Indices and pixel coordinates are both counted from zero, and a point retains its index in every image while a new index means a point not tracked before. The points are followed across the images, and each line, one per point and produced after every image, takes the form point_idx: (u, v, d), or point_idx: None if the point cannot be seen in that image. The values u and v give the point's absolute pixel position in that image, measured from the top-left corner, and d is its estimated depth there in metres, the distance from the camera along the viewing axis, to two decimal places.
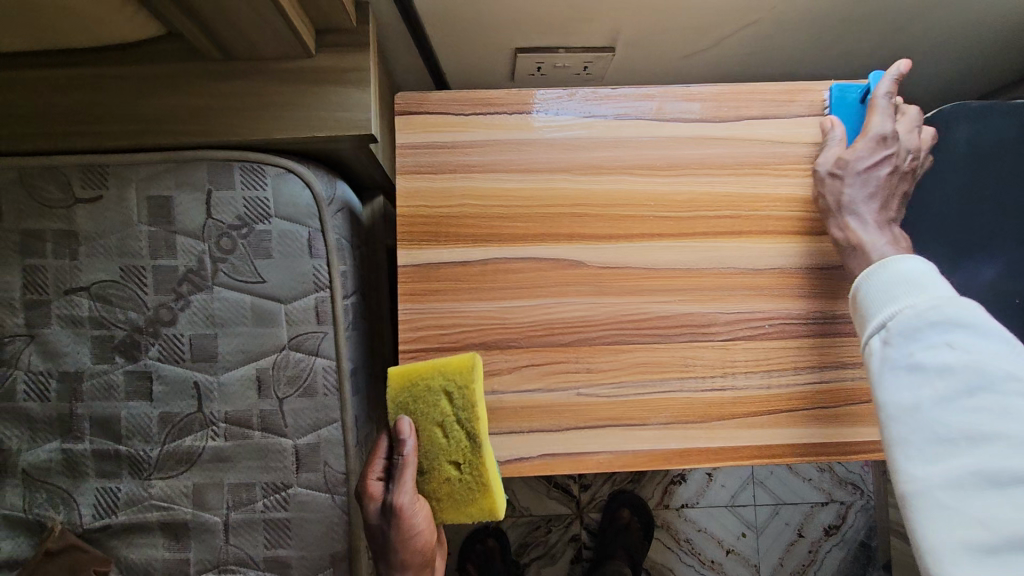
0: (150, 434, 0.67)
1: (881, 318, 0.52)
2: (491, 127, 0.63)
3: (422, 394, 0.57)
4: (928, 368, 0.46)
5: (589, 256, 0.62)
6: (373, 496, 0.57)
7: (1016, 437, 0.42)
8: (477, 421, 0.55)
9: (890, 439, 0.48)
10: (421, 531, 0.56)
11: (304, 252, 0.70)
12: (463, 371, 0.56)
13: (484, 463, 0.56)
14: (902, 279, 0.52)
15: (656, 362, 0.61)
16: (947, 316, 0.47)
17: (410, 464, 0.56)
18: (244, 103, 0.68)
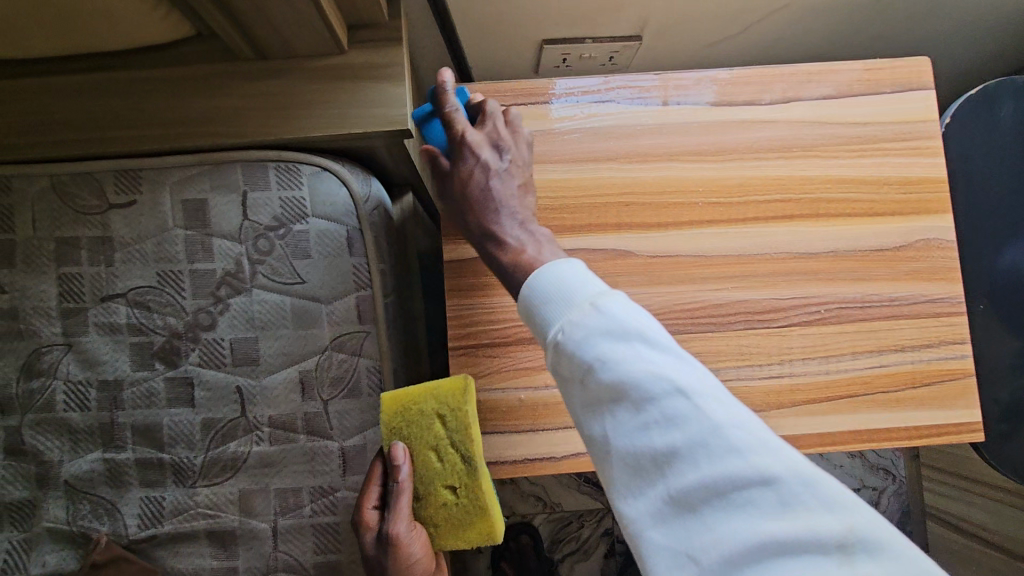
0: (194, 441, 0.66)
1: (546, 331, 0.44)
2: (534, 118, 0.62)
3: (416, 417, 0.56)
4: (603, 390, 0.40)
5: (638, 246, 0.61)
6: (367, 526, 0.56)
7: (700, 441, 0.37)
8: (472, 443, 0.56)
9: (606, 475, 0.42)
10: (419, 559, 0.55)
11: (343, 250, 0.69)
12: (455, 394, 0.56)
13: (480, 486, 0.56)
14: (556, 289, 0.44)
15: (710, 352, 0.60)
16: (612, 322, 0.41)
17: (405, 490, 0.55)
18: (279, 103, 0.67)
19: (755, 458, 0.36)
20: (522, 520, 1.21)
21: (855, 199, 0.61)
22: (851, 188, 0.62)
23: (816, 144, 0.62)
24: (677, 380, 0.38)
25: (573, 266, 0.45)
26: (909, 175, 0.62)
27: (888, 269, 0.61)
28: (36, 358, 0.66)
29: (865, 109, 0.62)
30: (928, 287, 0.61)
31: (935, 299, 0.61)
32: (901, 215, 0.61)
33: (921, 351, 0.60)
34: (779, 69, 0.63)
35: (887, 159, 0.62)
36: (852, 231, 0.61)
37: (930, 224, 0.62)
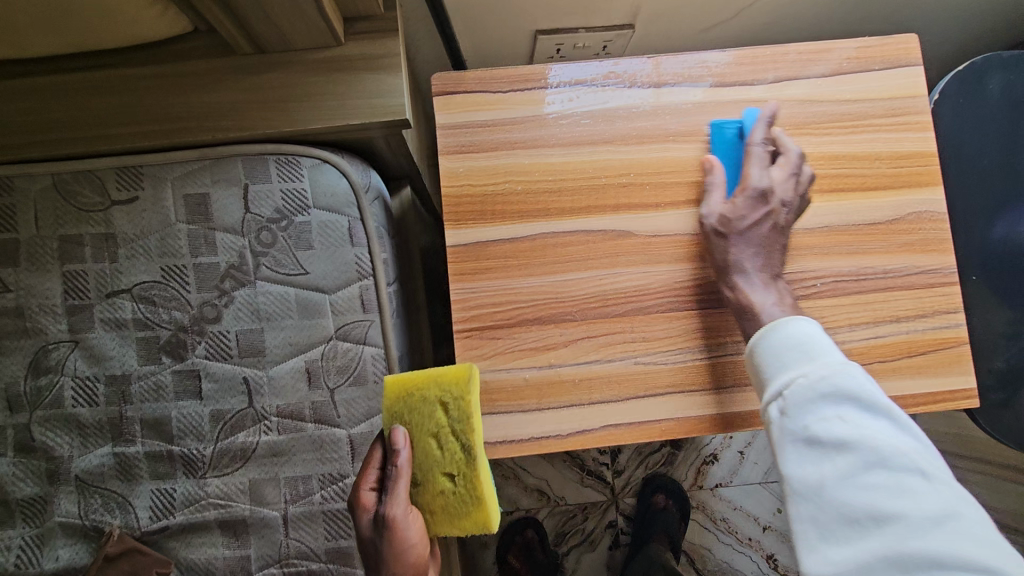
0: (203, 433, 0.67)
1: (775, 382, 0.51)
2: (531, 103, 0.63)
3: (418, 405, 0.56)
4: (826, 443, 0.46)
5: (637, 227, 0.62)
6: (364, 507, 0.56)
7: (935, 516, 0.42)
8: (472, 433, 0.55)
9: (795, 523, 0.47)
10: (413, 544, 0.54)
11: (345, 241, 0.70)
12: (459, 383, 0.56)
13: (478, 476, 0.56)
14: (798, 343, 0.52)
15: (710, 328, 0.61)
16: (840, 385, 0.48)
17: (403, 474, 0.55)
18: (277, 96, 0.68)
19: (964, 541, 0.41)
20: (526, 514, 1.22)
21: (848, 174, 0.63)
22: (843, 164, 0.63)
23: (808, 122, 0.63)
24: (915, 458, 0.45)
25: (803, 327, 0.52)
26: (901, 150, 0.63)
27: (883, 242, 0.62)
28: (42, 356, 0.67)
29: (856, 86, 0.63)
30: (922, 259, 0.62)
31: (929, 271, 0.62)
32: (893, 188, 0.63)
33: (916, 321, 0.61)
34: (770, 49, 0.64)
35: (879, 134, 0.63)
36: (846, 205, 0.62)
37: (922, 196, 0.63)
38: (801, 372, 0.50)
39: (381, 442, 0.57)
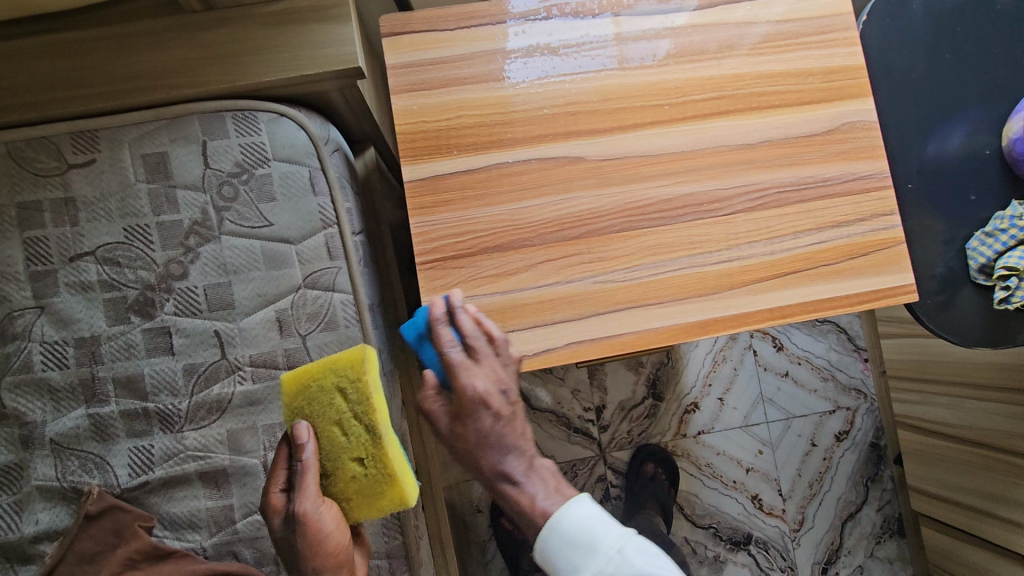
0: (177, 388, 0.67)
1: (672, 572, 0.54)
2: (478, 39, 0.65)
3: (317, 395, 0.58)
4: None
5: (588, 151, 0.64)
6: (274, 511, 0.58)
7: None
8: (373, 413, 0.57)
9: None
10: (330, 532, 0.56)
11: (307, 190, 0.71)
12: (354, 366, 0.58)
13: (386, 453, 0.57)
14: (581, 536, 0.55)
15: (664, 244, 0.64)
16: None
17: (309, 467, 0.57)
18: (229, 51, 0.68)
19: None
20: None
21: (785, 90, 0.66)
22: (779, 81, 0.66)
23: (744, 44, 0.66)
24: None
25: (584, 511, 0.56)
26: (833, 65, 0.67)
27: (819, 151, 0.66)
28: (8, 323, 0.67)
29: (789, 7, 0.67)
30: (858, 165, 0.66)
31: (865, 176, 0.66)
32: (827, 101, 0.66)
33: (857, 224, 0.65)
34: None
35: (810, 52, 0.66)
36: (783, 120, 0.66)
37: (855, 107, 0.67)
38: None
39: (284, 444, 0.59)
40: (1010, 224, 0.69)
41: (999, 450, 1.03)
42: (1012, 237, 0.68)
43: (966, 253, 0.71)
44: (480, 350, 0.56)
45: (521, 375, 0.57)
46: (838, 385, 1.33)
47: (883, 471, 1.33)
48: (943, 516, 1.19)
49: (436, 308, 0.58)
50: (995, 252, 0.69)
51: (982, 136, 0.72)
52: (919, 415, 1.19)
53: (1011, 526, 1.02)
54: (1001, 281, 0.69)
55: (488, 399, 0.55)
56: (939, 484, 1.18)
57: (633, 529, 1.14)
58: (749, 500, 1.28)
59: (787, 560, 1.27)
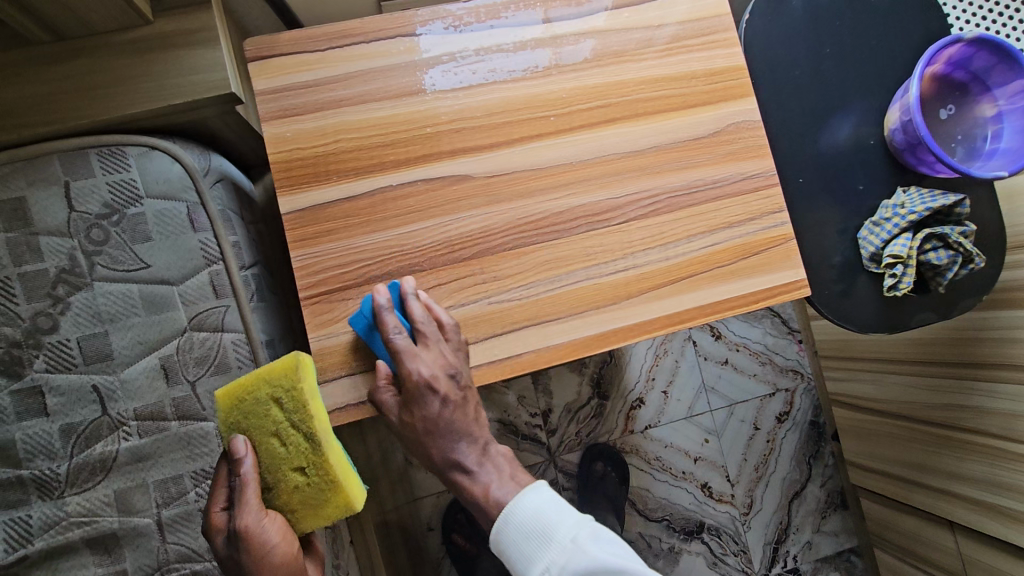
0: (54, 451, 0.62)
1: (537, 565, 0.53)
2: (352, 59, 0.62)
3: (252, 407, 0.54)
4: None
5: (476, 169, 0.62)
6: (217, 528, 0.54)
7: None
8: (312, 420, 0.54)
9: None
10: (275, 544, 0.53)
11: (186, 227, 0.67)
12: (287, 374, 0.54)
13: (328, 459, 0.54)
14: (531, 526, 0.54)
15: (560, 258, 0.62)
16: (581, 562, 0.51)
17: (250, 481, 0.53)
18: (87, 85, 0.64)
19: None
20: None
21: (669, 94, 0.66)
22: (663, 85, 0.66)
23: (626, 49, 0.66)
24: None
25: (541, 498, 0.55)
26: (715, 66, 0.67)
27: (708, 153, 0.66)
28: None
29: (669, 11, 0.67)
30: (745, 165, 0.66)
31: (754, 175, 0.66)
32: (711, 104, 0.66)
33: (747, 224, 0.65)
34: None
35: (691, 55, 0.67)
36: (669, 125, 0.66)
37: (739, 107, 0.67)
38: (553, 553, 0.52)
39: (224, 459, 0.55)
40: (896, 212, 0.70)
41: (916, 421, 1.06)
42: (897, 225, 0.69)
43: (858, 241, 0.72)
44: (405, 341, 0.56)
45: (423, 377, 0.55)
46: (775, 368, 1.36)
47: (824, 448, 1.37)
48: (879, 487, 1.22)
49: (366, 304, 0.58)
50: (882, 241, 0.70)
51: (867, 128, 0.74)
52: (850, 393, 1.23)
53: (935, 492, 1.06)
54: (888, 270, 0.70)
55: (433, 383, 0.55)
56: (871, 456, 1.22)
57: None
58: (698, 489, 1.29)
59: (739, 544, 1.29)
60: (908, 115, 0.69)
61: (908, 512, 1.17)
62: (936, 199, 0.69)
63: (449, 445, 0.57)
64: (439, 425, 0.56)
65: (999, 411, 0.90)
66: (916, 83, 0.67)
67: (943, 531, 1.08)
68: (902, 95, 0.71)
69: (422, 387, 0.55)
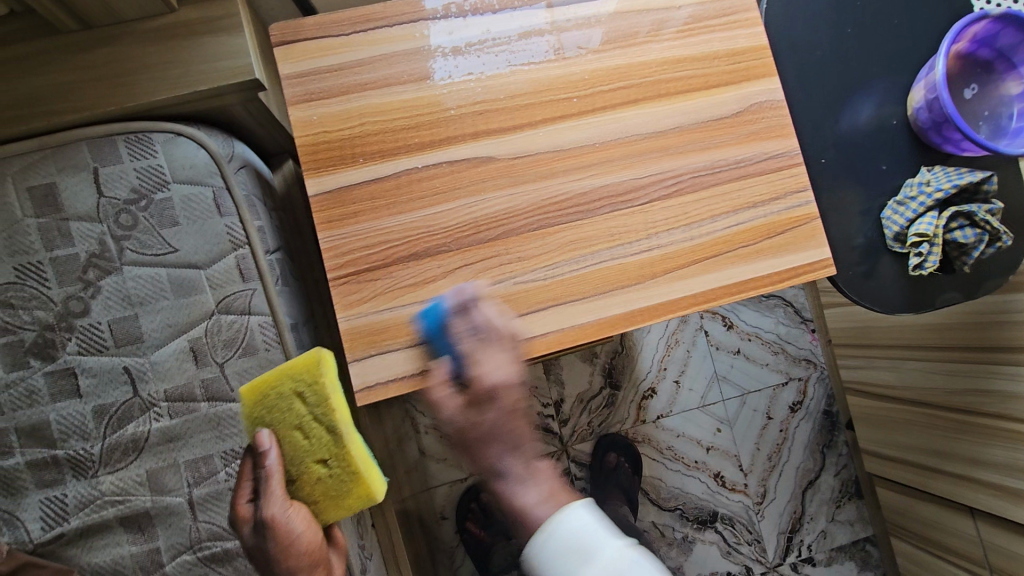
0: (87, 431, 0.63)
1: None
2: (375, 42, 0.62)
3: (275, 402, 0.56)
4: None
5: (499, 151, 0.63)
6: (243, 520, 0.55)
7: None
8: (334, 414, 0.55)
9: None
10: (302, 532, 0.54)
11: (213, 211, 0.68)
12: (310, 369, 0.55)
13: (350, 451, 0.56)
14: (575, 540, 0.53)
15: (583, 239, 0.63)
16: None
17: (275, 472, 0.54)
18: (115, 72, 0.64)
19: None
20: (480, 479, 1.20)
21: (691, 75, 0.66)
22: (684, 66, 0.66)
23: (646, 31, 0.66)
24: None
25: (579, 518, 0.54)
26: (738, 46, 0.67)
27: (731, 134, 0.66)
28: None
29: None
30: (768, 145, 0.66)
31: (777, 155, 0.66)
32: (732, 84, 0.66)
33: (771, 204, 0.65)
34: None
35: (713, 35, 0.66)
36: (691, 106, 0.65)
37: (761, 88, 0.67)
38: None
39: (247, 452, 0.56)
40: (920, 190, 0.69)
41: (936, 407, 1.06)
42: (922, 204, 0.69)
43: (882, 222, 0.72)
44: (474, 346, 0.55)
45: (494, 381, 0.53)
46: (788, 357, 1.35)
47: (839, 437, 1.36)
48: (895, 474, 1.22)
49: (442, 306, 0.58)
50: (907, 220, 0.70)
51: (890, 107, 0.73)
52: (869, 380, 1.22)
53: (956, 479, 1.05)
54: (914, 249, 0.70)
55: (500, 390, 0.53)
56: (888, 444, 1.21)
57: None
58: (711, 478, 1.30)
59: (753, 532, 1.30)
60: (935, 93, 0.68)
61: (926, 499, 1.16)
62: (961, 176, 0.68)
63: (494, 453, 0.55)
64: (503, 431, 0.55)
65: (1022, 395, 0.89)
66: (942, 61, 0.66)
67: (962, 517, 1.08)
68: (927, 73, 0.70)
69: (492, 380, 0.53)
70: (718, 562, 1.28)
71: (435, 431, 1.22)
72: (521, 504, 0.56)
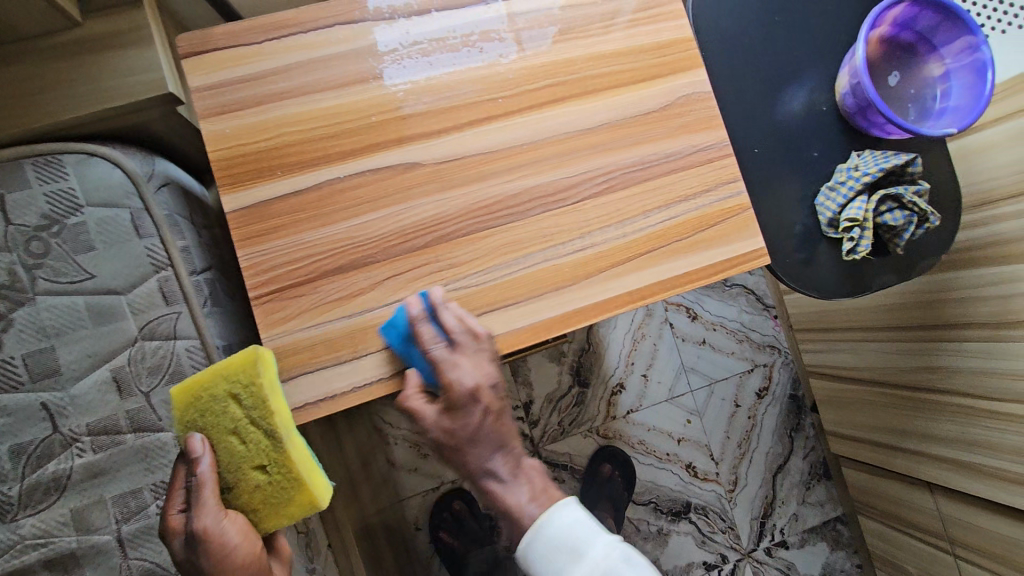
0: (4, 474, 0.58)
1: None
2: (290, 50, 0.60)
3: (208, 404, 0.52)
4: None
5: (424, 156, 0.61)
6: (175, 531, 0.51)
7: None
8: (273, 417, 0.52)
9: None
10: (238, 544, 0.50)
11: (131, 233, 0.65)
12: (246, 369, 0.51)
13: (291, 456, 0.52)
14: (563, 539, 0.57)
15: (515, 241, 0.61)
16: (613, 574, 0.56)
17: (207, 480, 0.51)
18: (19, 92, 0.61)
19: None
20: (453, 485, 1.20)
21: (618, 70, 0.65)
22: (611, 61, 0.65)
23: (571, 27, 0.65)
24: None
25: (572, 513, 0.58)
26: (663, 39, 0.66)
27: (660, 128, 0.65)
28: None
29: None
30: (698, 137, 0.66)
31: (708, 147, 0.66)
32: (659, 77, 0.66)
33: (703, 196, 0.65)
34: None
35: (638, 29, 0.66)
36: (619, 101, 0.65)
37: (689, 80, 0.66)
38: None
39: (179, 459, 0.53)
40: (849, 175, 0.70)
41: (891, 386, 1.06)
42: (852, 188, 0.69)
43: (817, 207, 0.72)
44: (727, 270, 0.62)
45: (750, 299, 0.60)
46: (753, 345, 1.36)
47: (806, 420, 1.38)
48: (863, 455, 1.22)
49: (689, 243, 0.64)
50: (838, 205, 0.70)
51: (820, 94, 0.74)
52: (829, 363, 1.23)
53: (913, 455, 1.06)
54: (847, 233, 0.70)
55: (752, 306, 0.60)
56: (851, 426, 1.22)
57: (584, 532, 1.13)
58: (683, 470, 1.30)
59: (727, 521, 1.30)
60: (857, 77, 0.68)
61: (888, 478, 1.18)
62: (888, 159, 0.69)
63: None
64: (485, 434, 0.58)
65: (969, 369, 0.90)
66: (861, 46, 0.66)
67: (922, 494, 1.09)
68: (849, 59, 0.71)
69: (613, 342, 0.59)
70: (694, 550, 1.28)
71: (407, 442, 1.20)
72: (507, 505, 0.59)
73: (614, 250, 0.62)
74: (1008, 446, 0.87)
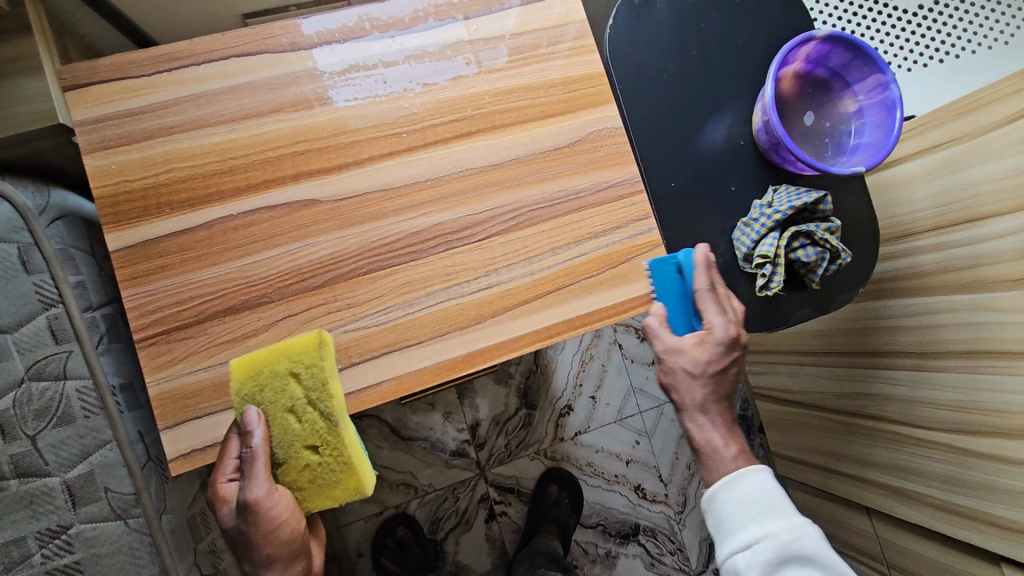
0: None
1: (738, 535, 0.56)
2: (183, 83, 0.58)
3: (269, 381, 0.52)
4: None
5: (321, 193, 0.59)
6: (224, 499, 0.52)
7: None
8: (331, 400, 0.51)
9: None
10: (286, 519, 0.51)
11: (18, 269, 0.62)
12: (309, 350, 0.51)
13: (344, 441, 0.52)
14: (751, 502, 0.57)
15: (416, 281, 0.60)
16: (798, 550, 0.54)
17: (261, 453, 0.51)
18: None
19: None
20: (397, 510, 1.19)
21: (526, 106, 0.64)
22: (518, 96, 0.64)
23: (480, 61, 0.63)
24: None
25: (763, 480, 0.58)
26: (574, 74, 0.66)
27: (570, 163, 0.64)
28: None
29: (521, 19, 0.64)
30: (608, 173, 0.65)
31: (617, 184, 0.65)
32: (570, 112, 0.65)
33: (613, 233, 0.64)
34: None
35: (548, 63, 0.65)
36: (528, 136, 0.64)
37: (600, 114, 0.66)
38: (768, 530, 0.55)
39: (233, 427, 0.52)
40: (761, 212, 0.70)
41: (830, 411, 1.07)
42: (764, 224, 0.69)
43: (734, 242, 0.72)
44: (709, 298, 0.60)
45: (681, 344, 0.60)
46: None
47: (756, 438, 1.39)
48: (812, 480, 1.20)
49: (664, 259, 0.63)
50: (752, 240, 0.69)
51: (740, 127, 0.74)
52: (772, 385, 1.23)
53: (852, 479, 1.06)
54: (760, 269, 0.70)
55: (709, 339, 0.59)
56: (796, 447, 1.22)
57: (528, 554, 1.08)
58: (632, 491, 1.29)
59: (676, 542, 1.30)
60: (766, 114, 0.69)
61: (832, 499, 1.17)
62: (799, 197, 0.68)
63: (698, 393, 0.60)
64: (717, 376, 0.60)
65: (898, 397, 0.91)
66: (770, 83, 0.66)
67: (861, 515, 1.09)
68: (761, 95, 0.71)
69: (715, 334, 0.59)
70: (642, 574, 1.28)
71: None
72: (705, 444, 0.60)
73: (519, 287, 0.61)
74: (935, 473, 0.88)
